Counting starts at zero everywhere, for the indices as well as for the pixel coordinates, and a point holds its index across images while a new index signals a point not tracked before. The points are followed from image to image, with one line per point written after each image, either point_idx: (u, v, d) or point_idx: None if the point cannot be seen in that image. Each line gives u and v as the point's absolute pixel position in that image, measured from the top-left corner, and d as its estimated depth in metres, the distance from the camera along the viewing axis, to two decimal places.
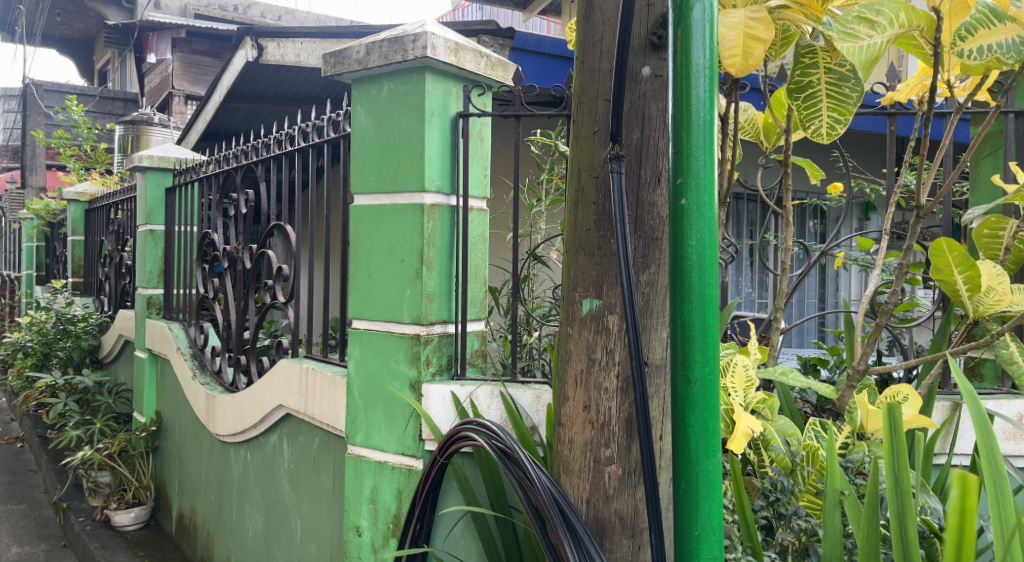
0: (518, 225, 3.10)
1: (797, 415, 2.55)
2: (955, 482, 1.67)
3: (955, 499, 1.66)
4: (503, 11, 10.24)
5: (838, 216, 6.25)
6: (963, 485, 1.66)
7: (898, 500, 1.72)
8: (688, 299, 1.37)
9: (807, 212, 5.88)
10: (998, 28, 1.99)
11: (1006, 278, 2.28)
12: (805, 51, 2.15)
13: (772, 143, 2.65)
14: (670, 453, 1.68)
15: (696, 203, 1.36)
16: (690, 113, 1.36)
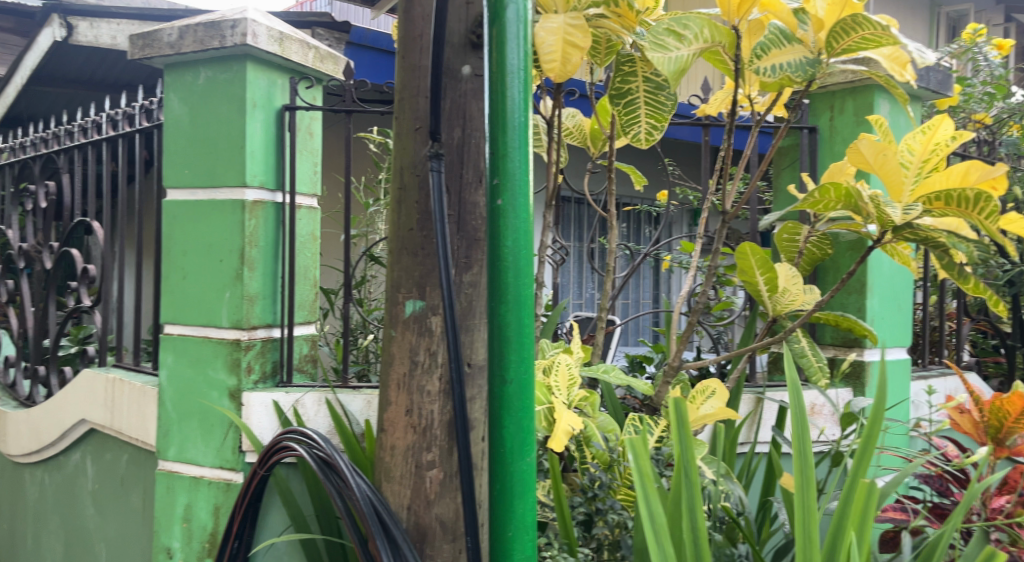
0: (350, 224, 3.01)
1: (619, 413, 2.63)
2: (630, 448, 1.76)
3: (635, 463, 1.74)
4: (345, 6, 10.01)
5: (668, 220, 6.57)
6: (637, 448, 1.75)
7: (690, 493, 1.81)
8: (504, 298, 1.37)
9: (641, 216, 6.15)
10: (787, 49, 2.14)
11: (799, 279, 2.48)
12: (625, 60, 2.22)
13: (598, 149, 2.72)
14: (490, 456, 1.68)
15: (512, 204, 1.37)
16: (505, 113, 1.36)
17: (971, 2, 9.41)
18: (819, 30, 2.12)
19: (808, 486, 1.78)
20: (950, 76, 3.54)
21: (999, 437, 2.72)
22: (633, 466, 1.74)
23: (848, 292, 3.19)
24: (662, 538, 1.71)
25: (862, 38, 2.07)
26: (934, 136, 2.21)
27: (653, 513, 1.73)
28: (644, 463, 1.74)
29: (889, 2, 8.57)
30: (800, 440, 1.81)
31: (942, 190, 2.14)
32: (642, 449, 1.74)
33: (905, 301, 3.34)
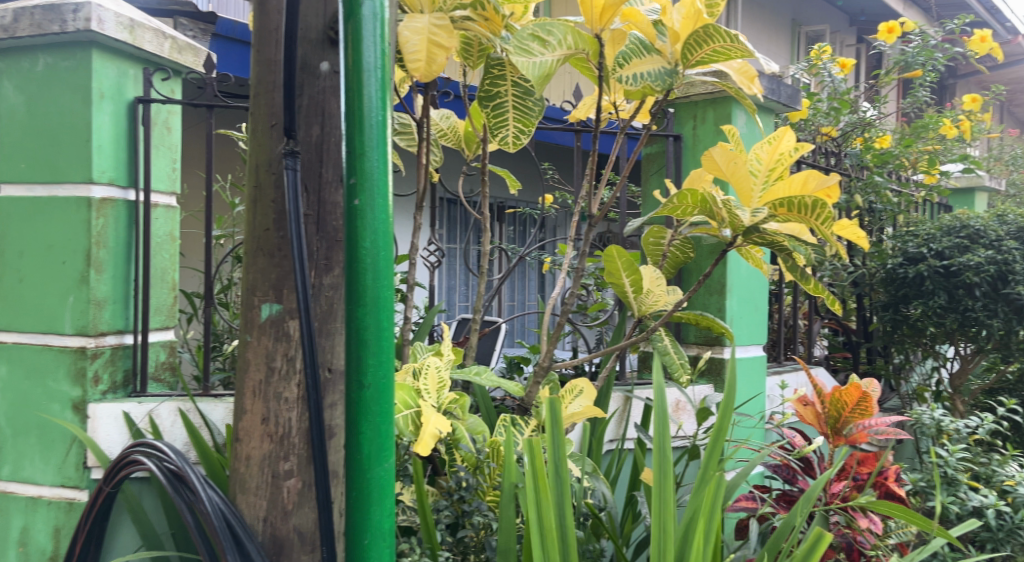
0: (211, 225, 2.88)
1: (491, 414, 2.64)
2: (527, 452, 1.83)
3: (530, 470, 1.81)
4: None
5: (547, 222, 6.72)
6: (533, 453, 1.82)
7: (556, 486, 1.84)
8: (362, 301, 1.34)
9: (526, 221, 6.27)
10: (646, 59, 2.21)
11: (664, 281, 2.58)
12: (495, 63, 2.24)
13: (472, 152, 2.70)
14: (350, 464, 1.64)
15: (370, 204, 1.34)
16: (363, 112, 1.33)
17: (826, 23, 10.07)
18: (675, 41, 2.20)
19: (664, 490, 1.82)
20: (799, 90, 3.76)
21: (837, 428, 2.93)
22: (529, 470, 1.81)
23: (709, 293, 3.32)
24: (548, 541, 1.81)
25: (714, 51, 2.17)
26: (779, 147, 2.32)
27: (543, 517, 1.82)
28: (540, 470, 1.81)
29: (754, 19, 9.04)
30: (661, 438, 1.84)
31: (785, 197, 2.28)
32: (539, 454, 1.81)
33: (761, 302, 3.52)
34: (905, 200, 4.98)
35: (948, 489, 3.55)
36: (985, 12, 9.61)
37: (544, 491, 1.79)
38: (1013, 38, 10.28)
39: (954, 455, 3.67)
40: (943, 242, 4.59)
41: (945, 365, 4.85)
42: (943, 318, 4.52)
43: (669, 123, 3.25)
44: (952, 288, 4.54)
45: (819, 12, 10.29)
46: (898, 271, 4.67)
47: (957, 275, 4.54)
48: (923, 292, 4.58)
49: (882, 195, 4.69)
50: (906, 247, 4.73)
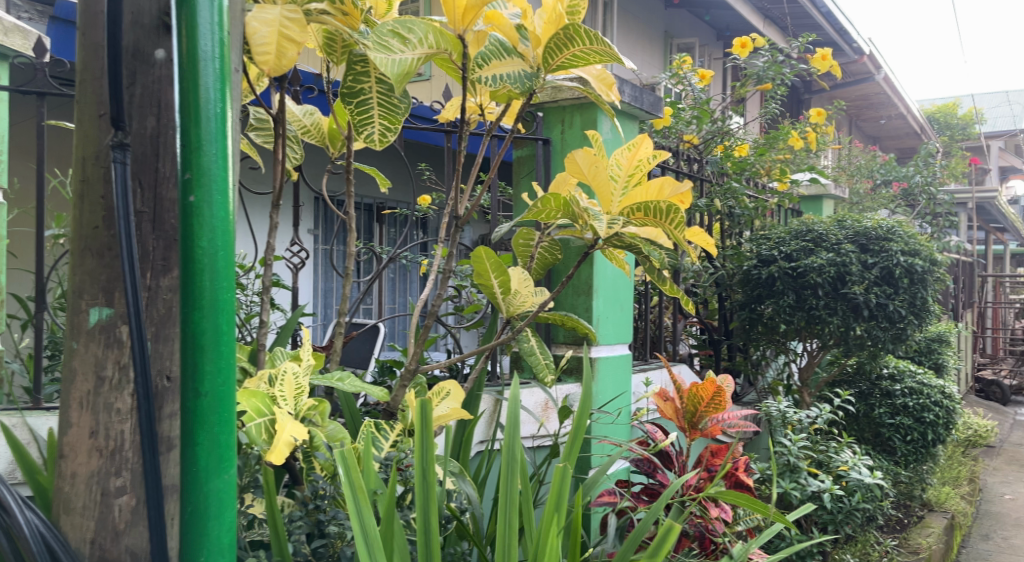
0: (45, 223, 2.67)
1: (355, 420, 2.52)
2: (340, 461, 1.67)
3: (345, 477, 1.66)
4: None
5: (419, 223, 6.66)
6: (346, 462, 1.67)
7: (424, 492, 1.80)
8: (200, 306, 1.29)
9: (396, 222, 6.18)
10: (507, 60, 2.21)
11: (530, 283, 2.57)
12: (357, 59, 2.18)
13: (338, 149, 2.57)
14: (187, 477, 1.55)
15: (208, 202, 1.28)
16: (199, 104, 1.26)
17: (696, 37, 10.49)
18: (537, 45, 2.21)
19: (513, 489, 1.86)
20: (660, 98, 3.87)
21: (694, 422, 3.03)
22: (344, 479, 1.67)
23: (577, 293, 3.37)
24: (375, 547, 1.69)
25: (573, 56, 2.18)
26: (638, 153, 2.38)
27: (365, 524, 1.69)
28: (355, 477, 1.66)
29: (627, 29, 9.31)
30: (511, 435, 1.89)
31: (642, 201, 2.33)
32: (353, 461, 1.67)
33: (626, 302, 3.60)
34: (760, 205, 5.23)
35: (790, 476, 3.76)
36: (835, 32, 10.28)
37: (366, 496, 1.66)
38: (859, 57, 11.04)
39: (796, 443, 3.91)
40: (791, 245, 4.87)
41: (794, 360, 5.14)
42: (792, 316, 4.78)
43: (537, 127, 3.35)
44: (799, 288, 4.80)
45: (689, 26, 10.72)
46: (753, 273, 4.91)
47: (803, 276, 4.81)
48: (774, 292, 4.84)
49: (740, 201, 4.88)
50: (760, 250, 4.99)
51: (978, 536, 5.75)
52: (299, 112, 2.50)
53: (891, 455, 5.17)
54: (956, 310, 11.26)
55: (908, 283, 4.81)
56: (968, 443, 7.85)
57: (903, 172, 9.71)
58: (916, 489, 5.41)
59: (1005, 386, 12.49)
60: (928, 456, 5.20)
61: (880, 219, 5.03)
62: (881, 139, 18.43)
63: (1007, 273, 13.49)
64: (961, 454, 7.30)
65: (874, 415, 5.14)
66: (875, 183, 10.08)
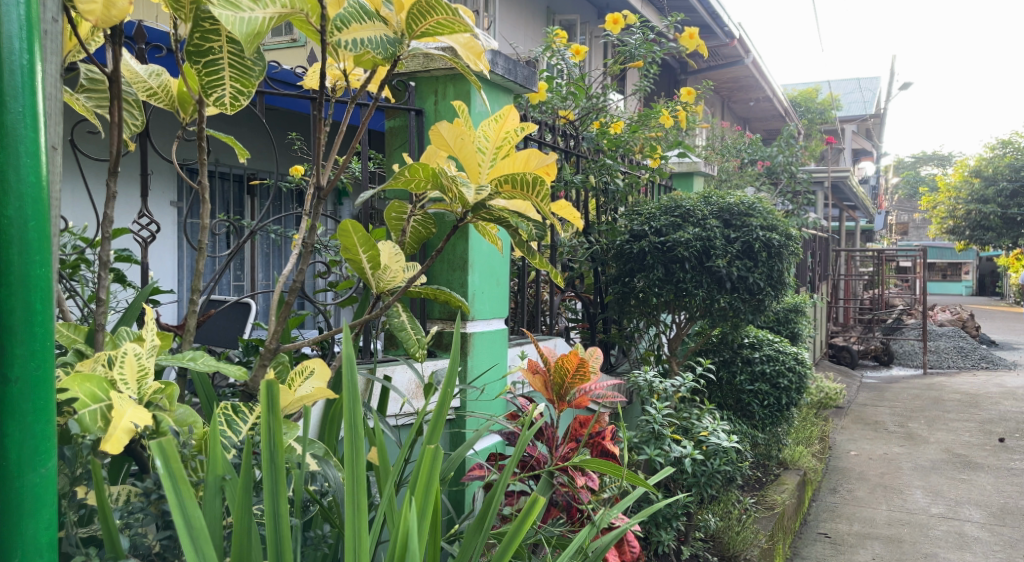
0: None
1: (210, 402, 2.37)
2: (156, 450, 1.45)
3: (163, 468, 1.46)
4: None
5: (288, 195, 6.42)
6: (164, 451, 1.45)
7: (271, 477, 1.64)
8: (9, 283, 1.16)
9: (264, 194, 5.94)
10: (367, 24, 2.08)
11: (401, 257, 2.49)
12: (206, 17, 2.02)
13: (190, 113, 2.38)
14: None
15: (14, 165, 1.15)
16: (0, 56, 1.14)
17: (577, 14, 10.58)
18: (400, 11, 2.11)
19: (358, 477, 1.68)
20: (535, 72, 3.83)
21: (562, 394, 3.04)
22: (162, 472, 1.46)
23: (452, 268, 3.32)
24: (202, 540, 1.51)
25: (437, 23, 2.11)
26: (505, 125, 2.34)
27: (191, 516, 1.50)
28: (177, 468, 1.47)
29: (509, 3, 9.28)
30: (352, 416, 1.71)
31: (509, 173, 2.29)
32: (174, 451, 1.46)
33: (501, 277, 3.56)
34: (632, 181, 5.32)
35: (655, 443, 3.85)
36: (708, 15, 10.59)
37: (188, 489, 1.47)
38: (730, 41, 11.46)
39: (660, 411, 4.00)
40: (661, 221, 4.97)
41: (664, 331, 5.28)
42: (662, 289, 4.90)
43: (409, 97, 3.25)
44: (668, 262, 4.91)
45: (570, 3, 10.79)
46: (626, 247, 4.99)
47: (671, 250, 4.92)
48: (644, 266, 4.94)
49: (614, 176, 4.93)
50: (632, 225, 5.07)
51: (827, 491, 6.13)
52: (145, 71, 2.29)
53: (750, 420, 5.42)
54: (812, 282, 11.94)
55: (766, 256, 5.00)
56: (821, 407, 8.35)
57: (768, 152, 10.17)
58: (774, 450, 5.69)
59: (853, 351, 13.38)
60: (782, 419, 5.48)
61: (742, 195, 5.21)
62: (750, 121, 19.24)
63: (856, 246, 14.41)
64: (813, 415, 7.77)
65: (735, 381, 5.37)
66: (742, 162, 10.50)
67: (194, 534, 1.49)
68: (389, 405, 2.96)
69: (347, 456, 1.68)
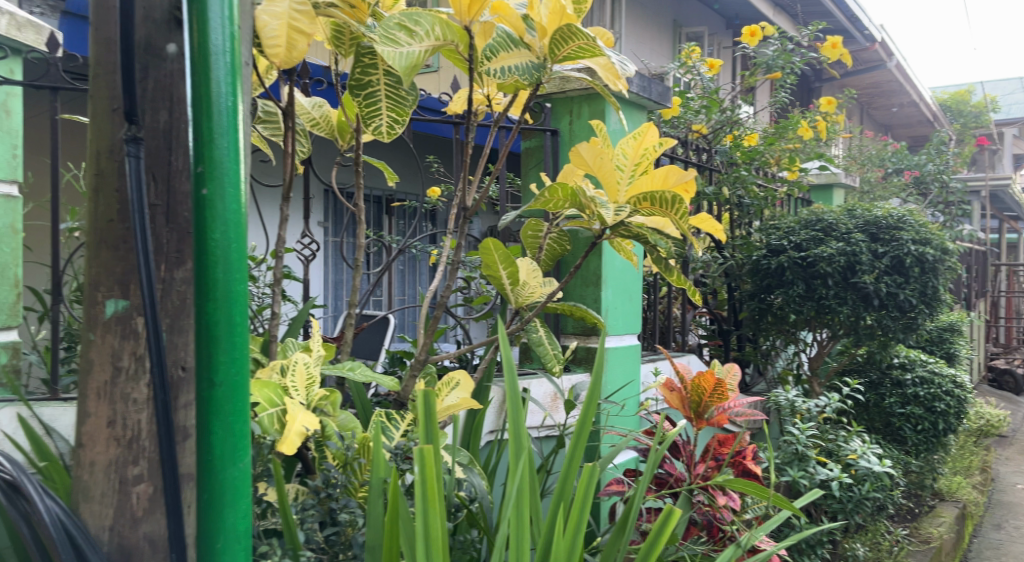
0: (59, 215, 2.71)
1: (366, 409, 2.54)
2: (417, 460, 1.66)
3: (419, 474, 1.64)
4: None
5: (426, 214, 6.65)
6: (425, 461, 1.65)
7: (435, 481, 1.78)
8: (214, 297, 1.31)
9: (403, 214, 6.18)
10: (514, 52, 2.20)
11: (539, 273, 2.58)
12: (365, 52, 2.18)
13: (347, 142, 2.55)
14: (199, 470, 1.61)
15: (221, 195, 1.31)
16: (210, 97, 1.30)
17: (705, 26, 10.46)
18: (543, 36, 2.19)
19: (516, 486, 1.81)
20: (669, 89, 3.86)
21: (700, 411, 3.03)
22: (417, 478, 1.66)
23: (586, 284, 3.37)
24: (434, 546, 1.68)
25: (579, 47, 2.17)
26: (644, 142, 2.36)
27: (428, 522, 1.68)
28: (431, 475, 1.65)
29: (635, 19, 9.28)
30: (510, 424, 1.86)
31: (648, 191, 2.31)
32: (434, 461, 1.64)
33: (634, 293, 3.60)
34: (770, 194, 5.20)
35: (800, 465, 3.77)
36: (846, 19, 10.20)
37: (434, 500, 1.66)
38: (872, 44, 10.97)
39: (804, 432, 3.90)
40: (801, 235, 4.86)
41: (804, 350, 5.13)
42: (802, 306, 4.78)
43: (546, 118, 3.34)
44: (809, 278, 4.79)
45: (699, 14, 10.68)
46: (762, 262, 4.90)
47: (812, 266, 4.79)
48: (783, 282, 4.83)
49: (749, 190, 4.87)
50: (769, 239, 4.98)
51: (990, 527, 5.73)
52: (308, 103, 2.47)
53: (902, 445, 5.16)
54: (967, 299, 11.19)
55: (919, 272, 4.78)
56: (982, 433, 7.82)
57: (915, 160, 9.65)
58: (928, 479, 5.39)
59: (1019, 376, 12.42)
60: (939, 446, 5.18)
61: (890, 208, 5.01)
62: (893, 127, 18.33)
63: (1019, 262, 13.39)
64: (973, 443, 7.28)
65: (884, 404, 5.16)
66: (886, 172, 9.98)
67: (431, 539, 1.67)
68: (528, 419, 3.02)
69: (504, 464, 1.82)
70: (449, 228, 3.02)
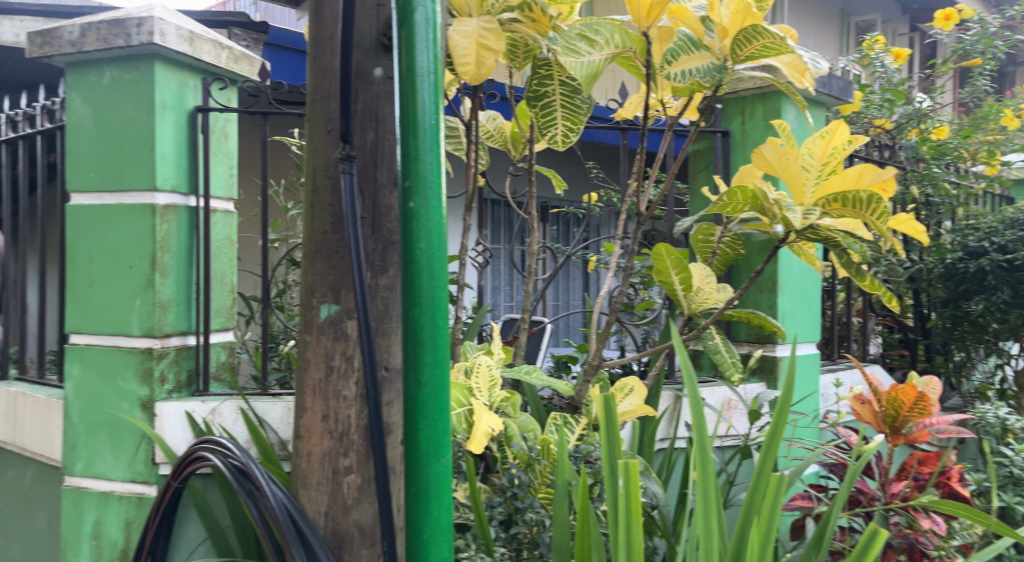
0: (267, 228, 2.96)
1: (542, 412, 2.60)
2: (623, 470, 1.70)
3: (625, 485, 1.68)
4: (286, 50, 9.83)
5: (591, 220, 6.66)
6: (630, 473, 1.69)
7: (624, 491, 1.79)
8: (418, 302, 1.40)
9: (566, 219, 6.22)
10: (695, 56, 2.17)
11: (713, 278, 2.54)
12: (541, 63, 2.24)
13: (520, 152, 2.63)
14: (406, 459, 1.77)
15: (425, 207, 1.41)
16: (417, 116, 1.40)
17: (877, 13, 9.85)
18: (724, 37, 2.16)
19: (709, 494, 1.80)
20: (851, 83, 3.67)
21: (896, 426, 2.85)
22: (622, 488, 1.70)
23: (761, 289, 3.26)
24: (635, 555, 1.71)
25: (763, 46, 2.13)
26: (833, 140, 2.26)
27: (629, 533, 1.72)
28: (635, 486, 1.68)
29: (803, 12, 8.90)
30: (700, 430, 1.83)
31: (839, 191, 2.23)
32: (636, 473, 1.68)
33: (813, 297, 3.43)
34: (965, 192, 4.82)
35: (1014, 488, 3.49)
36: None
37: (636, 513, 1.69)
38: None
39: (1020, 454, 3.61)
40: (1007, 235, 4.35)
41: (1009, 362, 4.70)
42: (1007, 314, 4.32)
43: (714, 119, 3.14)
44: (1015, 283, 4.31)
45: (872, 1, 10.07)
46: (958, 266, 4.42)
47: (1020, 269, 4.30)
48: (984, 288, 4.34)
49: (940, 188, 4.50)
50: (967, 241, 4.50)
51: None
52: (483, 116, 2.54)
53: None
54: None
55: None
56: None
57: None
58: None
59: None
60: None
61: None
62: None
63: None
64: None
65: None
66: None
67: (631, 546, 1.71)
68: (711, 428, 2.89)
69: (701, 476, 1.81)
70: (619, 233, 2.95)
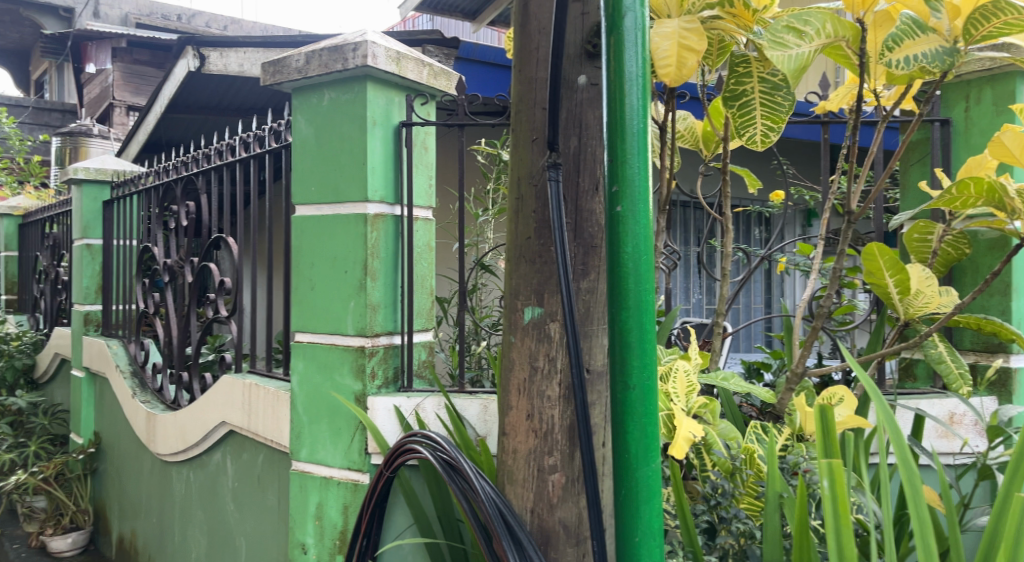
0: (463, 234, 3.07)
1: (740, 419, 2.53)
2: (826, 473, 1.73)
3: (828, 487, 1.72)
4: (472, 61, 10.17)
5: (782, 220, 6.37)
6: (834, 475, 1.72)
7: (833, 508, 1.73)
8: (626, 306, 1.42)
9: (754, 219, 5.99)
10: (921, 39, 2.02)
11: (934, 280, 2.33)
12: (739, 60, 2.16)
13: (712, 151, 2.57)
14: (612, 460, 1.78)
15: (631, 211, 1.42)
16: (624, 122, 1.42)
17: None
18: (955, 17, 2.02)
19: (921, 513, 1.74)
20: None
21: None
22: (826, 490, 1.73)
23: (991, 293, 2.97)
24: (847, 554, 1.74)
25: (1004, 23, 1.98)
26: None
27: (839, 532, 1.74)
28: (839, 490, 1.72)
29: None
30: (901, 450, 1.77)
31: None
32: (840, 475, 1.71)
33: None
34: None
35: None
36: None
37: (845, 513, 1.72)
38: None
39: None
40: None
41: None
42: None
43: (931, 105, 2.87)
44: None
45: None
46: None
47: None
48: None
49: None
50: None
51: None
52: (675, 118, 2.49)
53: None
54: None
55: None
56: None
57: None
58: None
59: None
60: None
61: None
62: None
63: None
64: None
65: None
66: None
67: (842, 542, 1.73)
68: (940, 445, 2.70)
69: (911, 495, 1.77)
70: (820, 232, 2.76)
